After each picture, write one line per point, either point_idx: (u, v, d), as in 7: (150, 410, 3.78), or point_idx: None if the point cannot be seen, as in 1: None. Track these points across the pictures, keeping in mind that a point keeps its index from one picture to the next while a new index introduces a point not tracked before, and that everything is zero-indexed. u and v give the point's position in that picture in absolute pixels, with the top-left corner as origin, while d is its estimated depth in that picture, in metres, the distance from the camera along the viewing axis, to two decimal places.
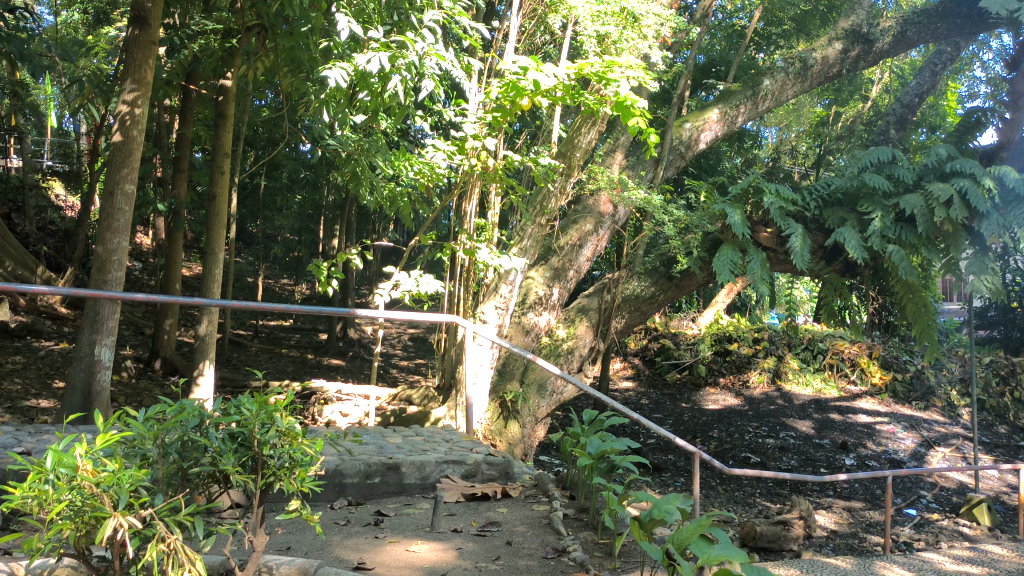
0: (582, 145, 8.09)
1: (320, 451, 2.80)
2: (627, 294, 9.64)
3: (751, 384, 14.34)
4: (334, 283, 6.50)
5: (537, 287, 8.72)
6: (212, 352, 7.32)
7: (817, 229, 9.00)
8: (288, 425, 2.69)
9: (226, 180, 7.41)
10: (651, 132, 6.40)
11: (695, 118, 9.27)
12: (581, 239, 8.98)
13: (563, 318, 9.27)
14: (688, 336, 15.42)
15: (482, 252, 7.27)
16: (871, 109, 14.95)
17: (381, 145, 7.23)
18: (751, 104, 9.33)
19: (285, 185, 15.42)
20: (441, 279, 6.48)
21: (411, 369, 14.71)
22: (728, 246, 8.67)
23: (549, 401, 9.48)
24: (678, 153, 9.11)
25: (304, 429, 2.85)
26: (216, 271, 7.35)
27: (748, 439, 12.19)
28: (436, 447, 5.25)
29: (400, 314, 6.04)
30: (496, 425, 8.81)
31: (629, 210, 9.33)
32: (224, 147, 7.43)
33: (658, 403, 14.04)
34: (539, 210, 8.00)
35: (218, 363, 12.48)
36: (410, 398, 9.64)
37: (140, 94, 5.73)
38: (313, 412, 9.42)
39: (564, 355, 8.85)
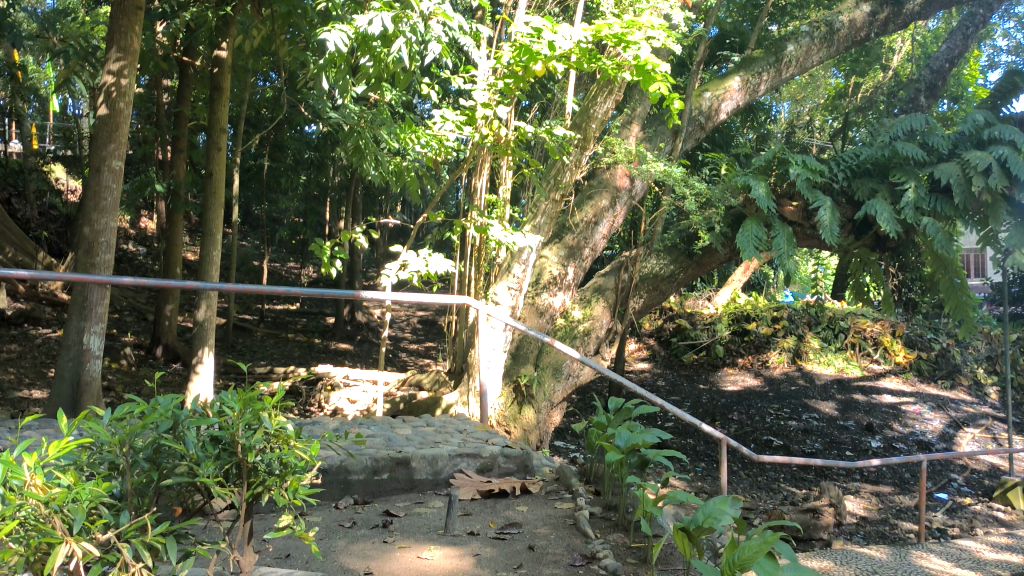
0: (598, 115, 7.62)
1: (316, 456, 2.41)
2: (646, 272, 9.22)
3: (770, 364, 13.94)
4: (337, 265, 6.10)
5: (551, 267, 8.31)
6: (212, 338, 6.91)
7: (846, 203, 8.55)
8: (276, 427, 2.30)
9: (223, 157, 7.01)
10: (674, 98, 5.97)
11: (716, 86, 8.82)
12: (597, 216, 8.58)
13: (579, 298, 8.87)
14: (704, 316, 15.03)
15: (494, 229, 6.88)
16: (892, 79, 14.43)
17: (387, 117, 6.82)
18: (774, 71, 8.88)
19: (289, 166, 15.02)
20: (451, 259, 6.09)
21: (421, 353, 14.35)
22: (752, 221, 8.25)
23: (565, 385, 9.10)
24: (698, 124, 8.70)
25: (297, 430, 2.47)
26: (214, 254, 6.97)
27: (769, 422, 11.80)
28: (450, 439, 4.88)
29: (408, 297, 5.66)
30: (510, 411, 8.44)
31: (647, 184, 8.92)
32: (221, 122, 7.06)
33: (675, 384, 13.66)
34: (554, 184, 7.60)
35: (222, 349, 12.14)
36: (421, 383, 9.27)
37: (126, 63, 5.34)
38: (319, 399, 9.06)
39: (580, 337, 8.47)
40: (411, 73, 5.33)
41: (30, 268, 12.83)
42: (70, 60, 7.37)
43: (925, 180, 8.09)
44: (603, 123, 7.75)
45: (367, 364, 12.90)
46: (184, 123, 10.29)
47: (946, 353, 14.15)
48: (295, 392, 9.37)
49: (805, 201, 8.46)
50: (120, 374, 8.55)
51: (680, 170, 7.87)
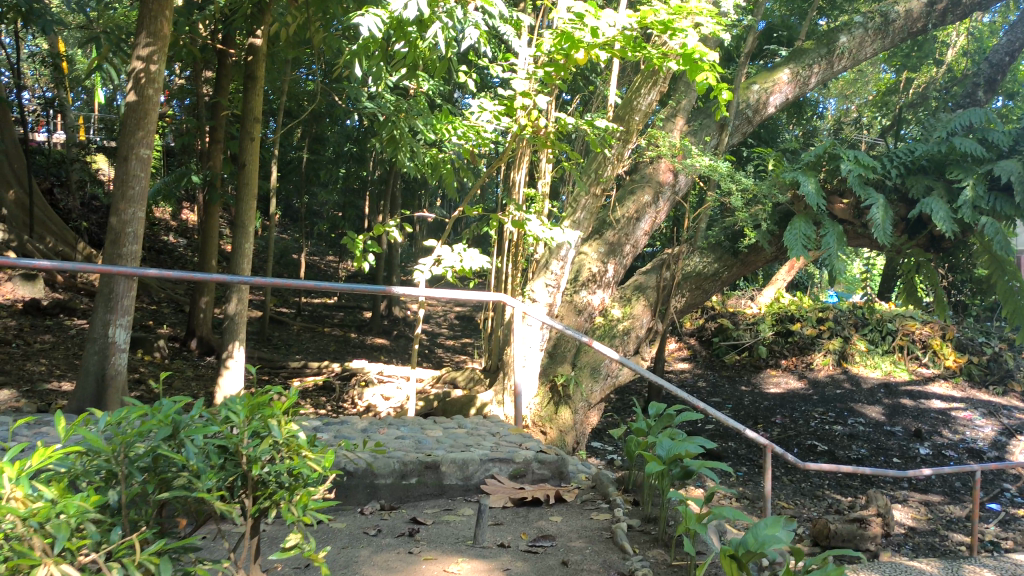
0: (642, 107, 7.33)
1: (328, 469, 2.25)
2: (688, 270, 8.94)
3: (815, 366, 13.55)
4: (369, 259, 5.91)
5: (590, 263, 8.09)
6: (242, 332, 6.76)
7: (900, 201, 8.19)
8: (286, 437, 2.15)
9: (257, 147, 6.85)
10: (722, 88, 5.70)
11: (764, 79, 8.53)
12: (639, 212, 8.33)
13: (619, 296, 8.63)
14: (747, 316, 14.71)
15: (532, 224, 6.65)
16: (946, 74, 13.95)
17: (423, 107, 6.62)
18: (826, 63, 8.56)
19: (329, 158, 14.92)
20: (487, 254, 5.87)
21: (457, 349, 14.17)
22: (800, 218, 7.94)
23: (603, 386, 8.86)
24: (745, 118, 8.41)
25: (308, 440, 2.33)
26: (247, 245, 6.82)
27: (814, 426, 11.45)
28: (482, 442, 4.68)
29: (444, 295, 5.45)
30: (546, 411, 8.23)
31: (691, 179, 8.65)
32: (254, 112, 6.91)
33: (716, 385, 13.35)
34: (594, 178, 7.37)
35: (257, 343, 12.05)
36: (455, 381, 9.09)
37: (157, 49, 5.20)
38: (352, 396, 8.91)
39: (619, 336, 8.21)
40: (448, 61, 5.12)
41: (69, 258, 12.85)
42: (105, 48, 7.28)
43: (983, 178, 7.73)
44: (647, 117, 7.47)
45: (403, 359, 12.76)
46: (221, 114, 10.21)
47: (998, 357, 13.69)
48: (329, 387, 9.22)
49: (856, 199, 8.13)
50: (152, 366, 8.45)
51: (726, 164, 7.60)
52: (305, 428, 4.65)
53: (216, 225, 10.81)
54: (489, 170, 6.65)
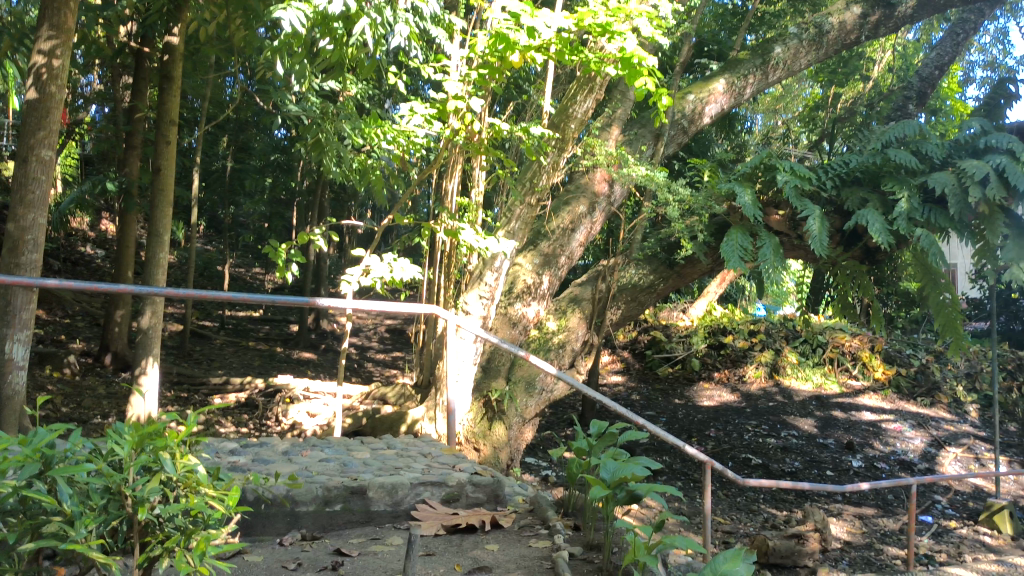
0: (578, 115, 7.11)
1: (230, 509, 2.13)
2: (623, 282, 8.79)
3: (747, 378, 13.52)
4: (293, 269, 5.57)
5: (525, 275, 7.88)
6: (156, 347, 6.36)
7: (835, 212, 8.18)
8: (179, 474, 2.03)
9: (173, 151, 6.45)
10: (662, 93, 5.53)
11: (699, 89, 8.43)
12: (574, 223, 8.15)
13: (554, 309, 8.42)
14: (679, 329, 14.69)
15: (466, 233, 6.38)
16: (873, 90, 14.12)
17: (351, 112, 6.31)
18: (761, 73, 8.50)
19: (254, 167, 14.46)
20: (419, 265, 5.58)
21: (388, 363, 13.82)
22: (737, 229, 7.84)
23: (538, 401, 8.62)
24: (681, 127, 8.30)
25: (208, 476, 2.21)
26: (162, 256, 6.39)
27: (747, 439, 11.39)
28: (412, 464, 4.40)
29: (373, 308, 5.13)
30: (480, 428, 7.97)
31: (627, 189, 8.49)
32: (171, 114, 6.51)
33: (649, 398, 13.23)
34: (529, 187, 7.16)
35: (176, 357, 11.54)
36: (385, 397, 8.78)
37: (60, 42, 4.80)
38: (277, 413, 8.52)
39: (555, 349, 8.00)
40: (375, 63, 4.85)
41: None
42: (10, 45, 6.83)
43: (917, 190, 7.74)
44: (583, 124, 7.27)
45: (331, 375, 12.36)
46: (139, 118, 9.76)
47: (925, 369, 13.85)
48: (252, 404, 8.82)
49: (791, 210, 8.07)
50: (61, 383, 7.93)
51: (663, 173, 7.46)
52: (221, 453, 4.31)
53: (132, 235, 10.31)
54: (419, 177, 6.38)
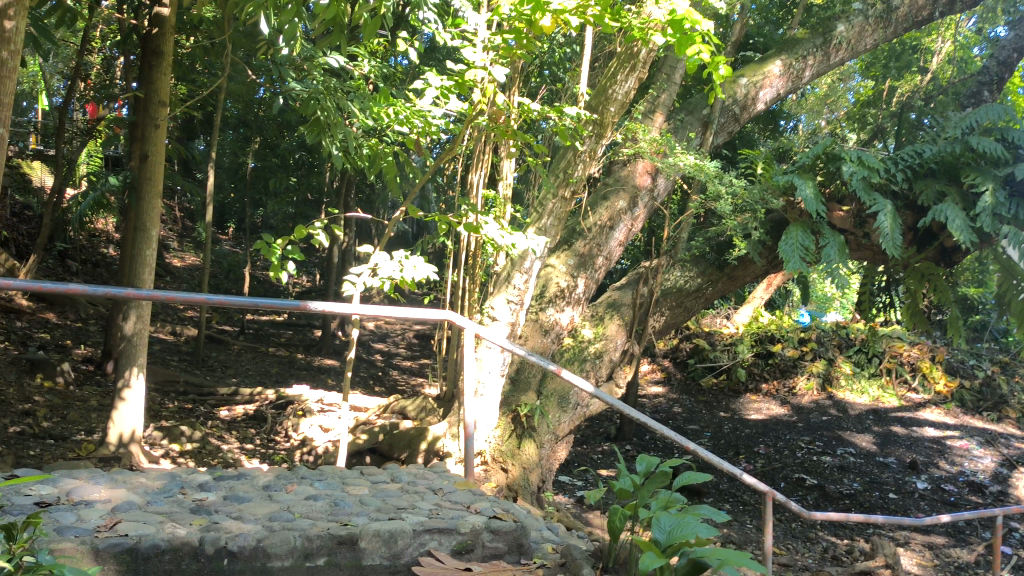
0: (618, 96, 6.31)
1: None
2: (667, 286, 7.85)
3: (798, 391, 12.59)
4: (289, 268, 4.81)
5: (558, 277, 7.13)
6: (142, 356, 5.61)
7: (907, 208, 7.31)
8: None
9: (163, 134, 5.73)
10: (719, 63, 4.71)
11: (753, 71, 7.60)
12: (613, 219, 7.33)
13: (590, 315, 7.62)
14: (724, 337, 13.83)
15: (490, 228, 5.46)
16: (932, 82, 13.09)
17: (361, 90, 5.57)
18: (822, 54, 7.65)
19: (277, 164, 13.82)
20: (435, 264, 4.83)
21: (414, 371, 13.08)
22: (796, 226, 6.99)
23: (572, 417, 7.80)
24: (732, 114, 7.50)
25: None
26: (148, 253, 5.71)
27: (800, 457, 10.50)
28: (418, 504, 3.63)
29: (391, 315, 4.20)
30: (507, 446, 7.22)
31: (673, 182, 7.67)
32: (161, 94, 5.73)
33: (692, 411, 12.37)
34: (563, 178, 6.38)
35: (190, 364, 10.91)
36: (404, 411, 8.03)
37: (13, 2, 4.02)
38: (287, 428, 7.82)
39: (591, 360, 7.21)
40: (381, 20, 4.11)
41: None
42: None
43: (1003, 183, 6.86)
44: (626, 108, 6.44)
45: (353, 383, 11.64)
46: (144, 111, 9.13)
47: (992, 382, 12.78)
48: (261, 417, 8.12)
49: (856, 205, 7.22)
50: (51, 394, 7.23)
51: (713, 163, 6.66)
52: (187, 489, 3.57)
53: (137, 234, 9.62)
54: (434, 163, 5.55)
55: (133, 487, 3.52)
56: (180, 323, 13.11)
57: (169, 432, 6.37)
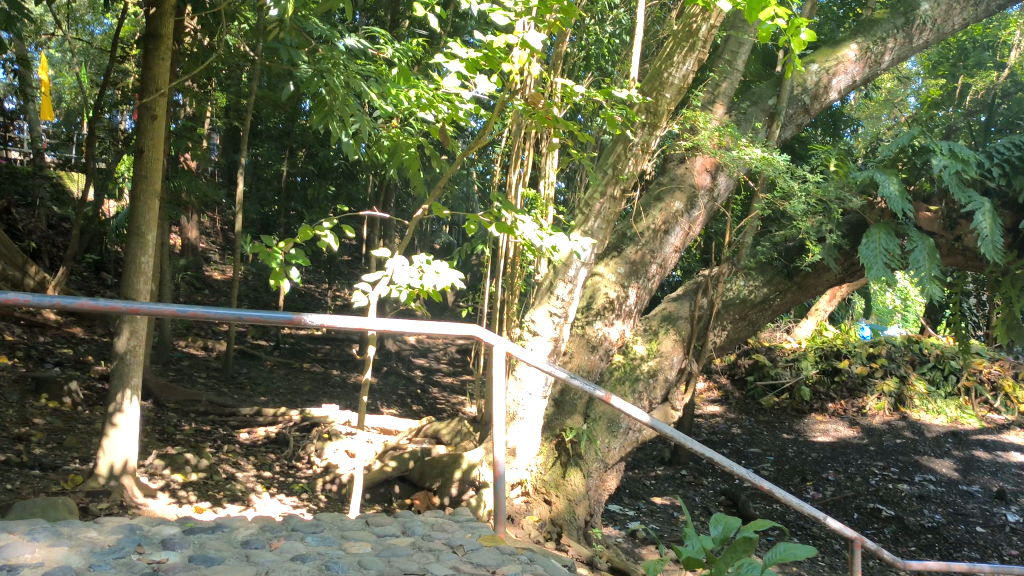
0: (675, 81, 5.54)
1: None
2: (730, 297, 7.03)
3: (868, 411, 11.63)
4: (293, 276, 4.12)
5: (606, 287, 6.40)
6: (136, 377, 4.95)
7: (1004, 208, 6.44)
8: None
9: (161, 127, 5.09)
10: (800, 27, 3.93)
11: (825, 57, 6.80)
12: (668, 223, 6.58)
13: (643, 329, 6.86)
14: (786, 352, 12.95)
15: (526, 226, 4.61)
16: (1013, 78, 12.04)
17: (380, 73, 4.90)
18: (904, 37, 6.82)
19: (314, 172, 13.26)
20: (461, 269, 4.15)
21: (455, 388, 12.38)
22: (879, 228, 6.18)
23: (623, 443, 7.02)
24: (801, 105, 6.73)
25: None
26: (144, 261, 5.03)
27: (874, 484, 9.57)
28: (431, 567, 2.90)
29: (402, 329, 3.36)
30: (551, 476, 6.48)
31: (736, 180, 6.89)
32: (161, 82, 5.10)
33: (753, 433, 11.50)
34: (611, 174, 5.65)
35: (219, 382, 10.33)
36: (438, 434, 7.33)
37: None
38: (312, 452, 7.17)
39: (644, 380, 6.49)
40: None
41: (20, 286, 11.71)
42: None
43: None
44: (683, 95, 5.68)
45: (389, 402, 10.97)
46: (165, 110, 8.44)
47: None
48: (282, 440, 7.47)
49: (945, 204, 6.42)
50: (53, 416, 6.63)
51: (784, 156, 5.87)
52: (146, 547, 2.88)
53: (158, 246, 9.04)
54: (460, 154, 4.80)
55: (78, 546, 2.82)
56: (213, 338, 12.58)
57: (172, 460, 5.73)
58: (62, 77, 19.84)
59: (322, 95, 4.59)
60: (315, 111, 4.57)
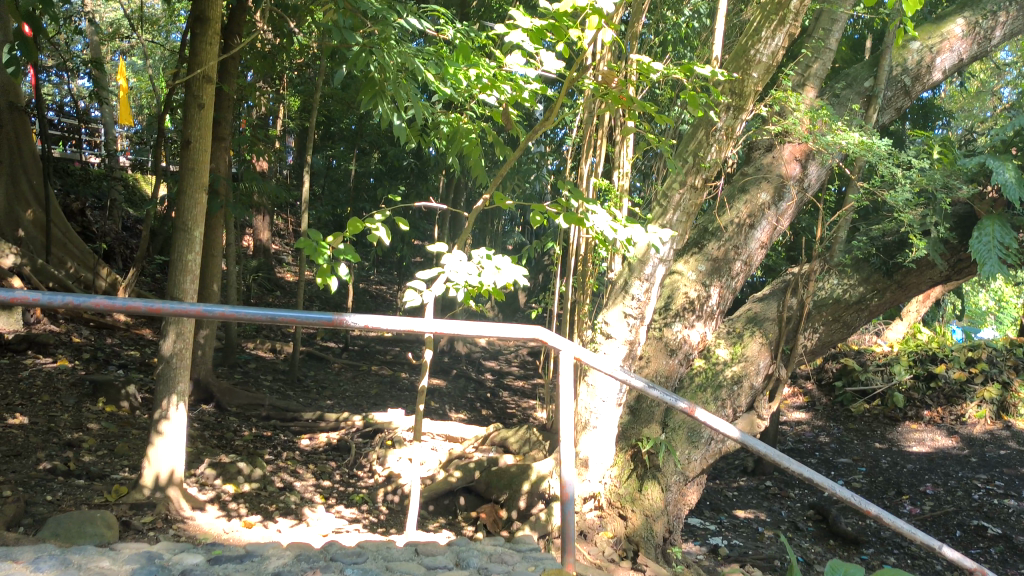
0: (763, 58, 5.03)
1: None
2: (822, 297, 6.48)
3: (968, 420, 10.82)
4: (340, 274, 3.75)
5: (686, 287, 5.95)
6: (182, 382, 4.68)
7: None
8: None
9: (208, 116, 4.80)
10: None
11: (928, 33, 6.21)
12: (754, 216, 6.07)
13: (726, 332, 6.37)
14: (877, 356, 12.28)
15: (598, 217, 4.12)
16: None
17: (441, 54, 4.52)
18: (1019, 8, 6.11)
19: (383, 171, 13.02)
20: (525, 265, 3.73)
21: (527, 392, 11.98)
22: (993, 219, 5.57)
23: (705, 455, 6.51)
24: (902, 87, 6.16)
25: None
26: (190, 259, 4.76)
27: (977, 499, 8.84)
28: None
29: (458, 331, 2.74)
30: (626, 489, 6.03)
31: (828, 170, 6.35)
32: (208, 69, 4.77)
33: (842, 441, 10.87)
34: (692, 163, 5.19)
35: (285, 384, 10.13)
36: (507, 442, 6.95)
37: None
38: (377, 459, 6.85)
39: (728, 387, 6.01)
40: None
41: None
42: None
43: None
44: (771, 74, 5.17)
45: (458, 406, 10.61)
46: (227, 107, 8.21)
47: None
48: (344, 447, 7.16)
49: None
50: (109, 421, 6.40)
51: (885, 141, 5.31)
52: None
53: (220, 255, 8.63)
54: (528, 135, 4.22)
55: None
56: (281, 339, 12.40)
57: (225, 470, 5.43)
58: (140, 81, 20.09)
59: (370, 73, 4.21)
60: (363, 91, 4.18)
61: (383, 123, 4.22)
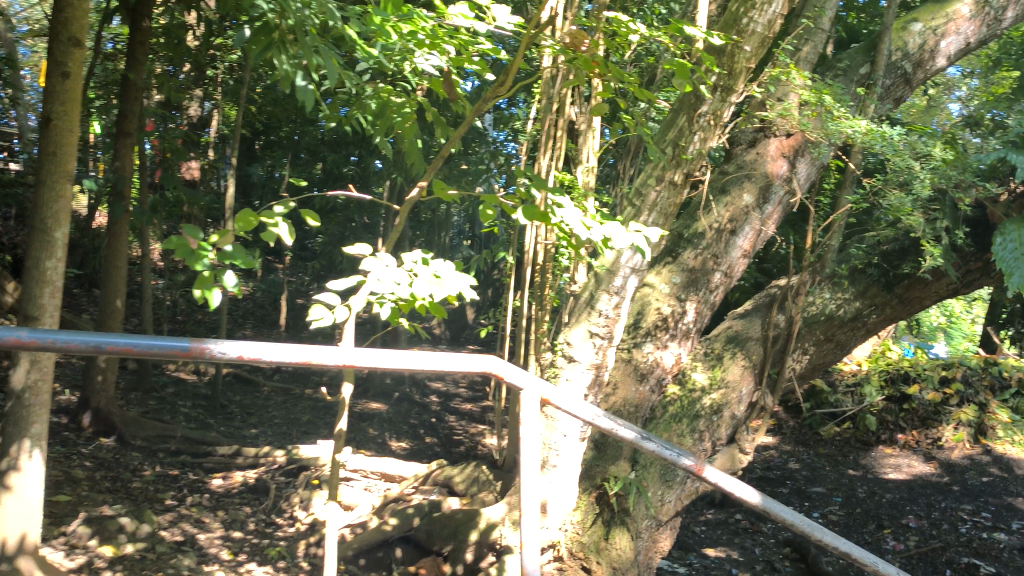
0: (758, 28, 4.25)
1: None
2: (812, 313, 5.69)
3: (945, 444, 10.12)
4: (229, 282, 2.79)
5: (659, 303, 5.13)
6: (38, 420, 3.70)
7: None
8: None
9: (76, 89, 3.82)
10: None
11: (931, 14, 5.49)
12: (736, 221, 5.24)
13: (702, 355, 5.55)
14: (847, 376, 11.58)
15: (567, 211, 3.22)
16: None
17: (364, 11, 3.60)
18: None
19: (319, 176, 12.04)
20: (471, 274, 2.83)
21: (475, 416, 11.04)
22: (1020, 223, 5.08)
23: (680, 496, 5.57)
24: (901, 75, 5.42)
25: None
26: (48, 265, 3.78)
27: (965, 533, 8.09)
28: None
29: (378, 364, 1.83)
30: (591, 538, 5.17)
31: (817, 170, 5.57)
32: (77, 28, 3.78)
33: (813, 468, 10.13)
34: (672, 154, 4.36)
35: (206, 411, 9.09)
36: (452, 482, 6.05)
37: None
38: (301, 504, 5.89)
39: (706, 418, 5.17)
40: None
41: None
42: None
43: None
44: (765, 49, 4.38)
45: (399, 434, 9.63)
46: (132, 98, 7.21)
47: None
48: (262, 489, 6.19)
49: None
50: None
51: (895, 130, 4.57)
52: None
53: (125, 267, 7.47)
54: (476, 105, 3.26)
55: None
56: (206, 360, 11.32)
57: (102, 528, 4.46)
58: None
59: (265, 16, 3.18)
60: (254, 39, 3.15)
61: (283, 83, 3.20)
